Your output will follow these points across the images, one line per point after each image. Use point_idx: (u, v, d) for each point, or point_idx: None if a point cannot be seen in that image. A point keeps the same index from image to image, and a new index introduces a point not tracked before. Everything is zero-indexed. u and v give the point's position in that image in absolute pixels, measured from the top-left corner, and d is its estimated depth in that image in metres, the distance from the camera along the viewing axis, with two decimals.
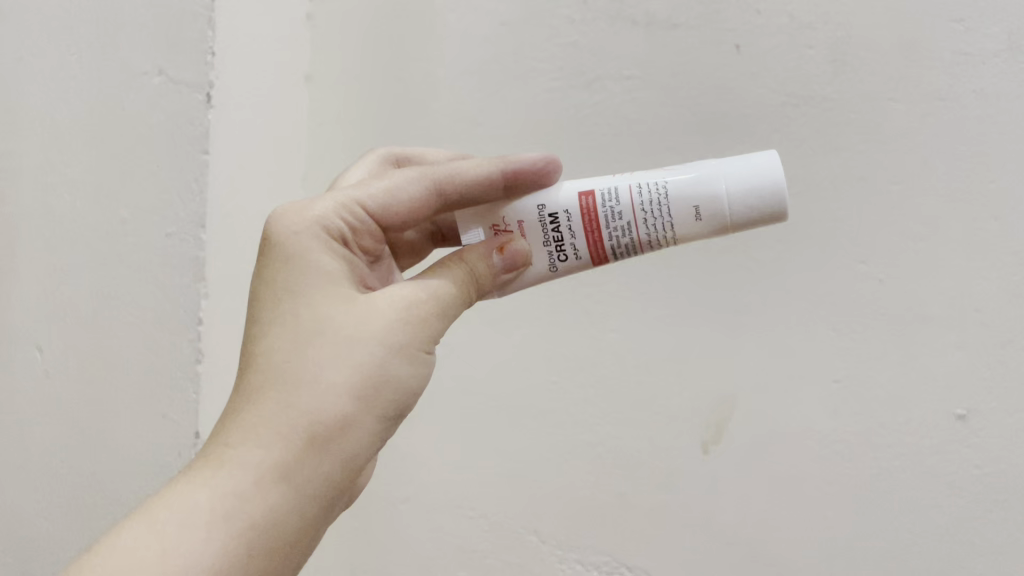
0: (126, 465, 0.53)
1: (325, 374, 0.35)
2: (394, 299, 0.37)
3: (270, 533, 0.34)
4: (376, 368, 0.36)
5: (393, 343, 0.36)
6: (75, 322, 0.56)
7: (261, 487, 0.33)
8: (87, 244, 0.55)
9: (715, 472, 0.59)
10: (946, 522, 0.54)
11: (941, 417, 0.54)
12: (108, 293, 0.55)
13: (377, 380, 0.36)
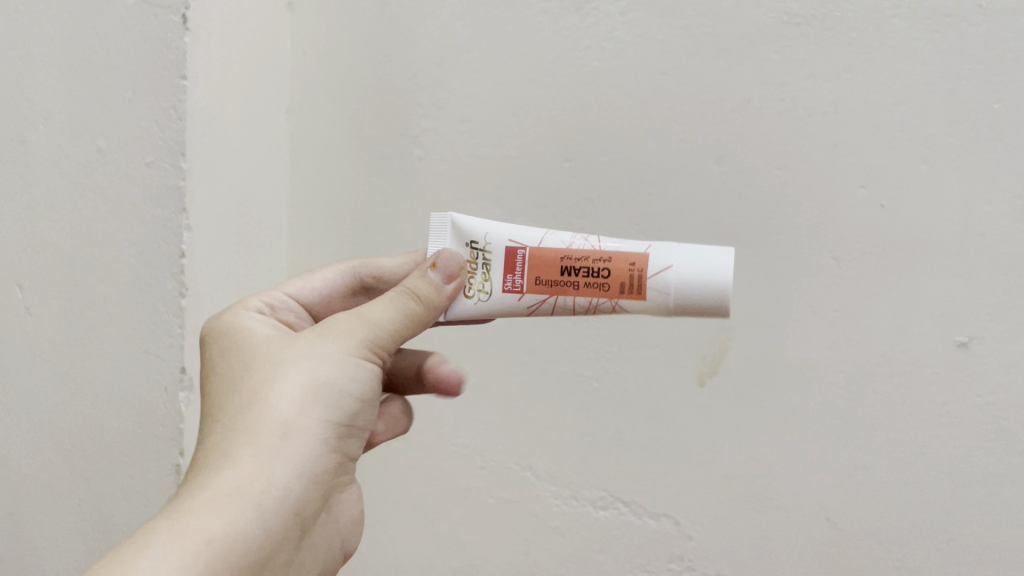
0: (115, 404, 0.54)
1: (272, 402, 0.36)
2: (330, 329, 0.38)
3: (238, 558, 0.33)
4: (324, 387, 0.37)
5: (339, 363, 0.37)
6: (49, 261, 0.55)
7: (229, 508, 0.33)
8: (58, 179, 0.54)
9: (709, 406, 0.58)
10: (944, 451, 0.53)
11: (942, 345, 0.53)
12: (85, 229, 0.53)
13: (324, 400, 0.37)
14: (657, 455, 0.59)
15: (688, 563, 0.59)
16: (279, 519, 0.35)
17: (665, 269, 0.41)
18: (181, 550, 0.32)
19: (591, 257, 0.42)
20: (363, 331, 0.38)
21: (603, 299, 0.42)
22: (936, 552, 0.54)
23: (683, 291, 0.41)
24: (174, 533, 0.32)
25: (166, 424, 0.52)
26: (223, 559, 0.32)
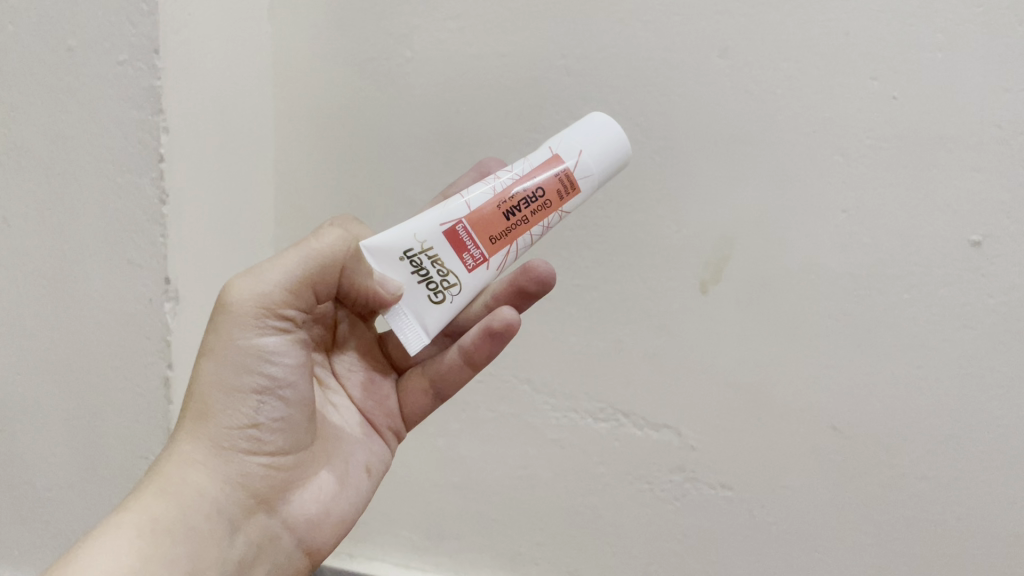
0: (100, 316, 0.52)
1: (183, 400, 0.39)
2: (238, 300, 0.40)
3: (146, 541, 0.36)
4: (212, 371, 0.39)
5: (227, 345, 0.39)
6: (14, 167, 0.52)
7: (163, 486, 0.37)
8: (19, 77, 0.50)
9: (713, 313, 0.56)
10: (955, 355, 0.52)
11: (956, 245, 0.50)
12: (54, 133, 0.50)
13: (218, 380, 0.39)
14: (658, 364, 0.58)
15: (688, 473, 0.58)
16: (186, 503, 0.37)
17: (578, 153, 0.42)
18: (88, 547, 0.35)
19: (520, 181, 0.42)
20: (240, 302, 0.38)
21: (551, 217, 0.42)
22: (941, 457, 0.53)
23: (605, 160, 0.43)
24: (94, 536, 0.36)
25: (154, 337, 0.51)
26: (128, 540, 0.35)
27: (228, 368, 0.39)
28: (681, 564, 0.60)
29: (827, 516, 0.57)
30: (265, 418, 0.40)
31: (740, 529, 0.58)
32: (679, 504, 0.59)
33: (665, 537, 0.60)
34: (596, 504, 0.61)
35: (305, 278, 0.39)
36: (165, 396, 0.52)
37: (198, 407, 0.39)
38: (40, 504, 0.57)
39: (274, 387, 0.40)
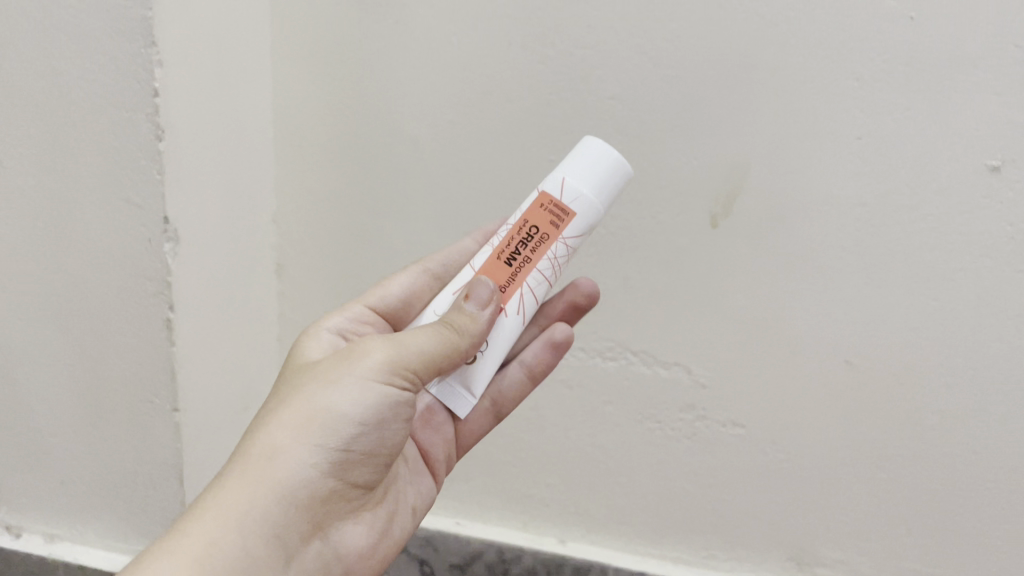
0: (99, 256, 0.51)
1: (278, 419, 0.37)
2: (360, 349, 0.38)
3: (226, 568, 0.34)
4: (330, 410, 0.37)
5: (347, 387, 0.37)
6: None
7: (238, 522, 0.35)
8: None
9: (723, 247, 0.54)
10: (973, 285, 0.51)
11: (974, 171, 0.49)
12: (37, 66, 0.48)
13: (333, 424, 0.37)
14: (668, 301, 0.56)
15: (699, 412, 0.58)
16: (268, 531, 0.35)
17: (561, 181, 0.41)
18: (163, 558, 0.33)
19: (513, 229, 0.42)
20: (394, 353, 0.37)
21: (556, 248, 0.41)
22: (956, 390, 0.53)
23: (597, 184, 0.41)
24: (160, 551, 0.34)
25: (154, 278, 0.51)
26: None
27: (350, 416, 0.37)
28: (691, 502, 0.60)
29: (840, 452, 0.56)
30: (353, 468, 0.38)
31: (751, 466, 0.58)
32: (689, 442, 0.59)
33: (675, 475, 0.60)
34: (605, 443, 0.60)
35: (450, 349, 0.38)
36: (168, 337, 0.52)
37: (285, 441, 0.36)
38: (43, 451, 0.57)
39: (378, 439, 0.38)
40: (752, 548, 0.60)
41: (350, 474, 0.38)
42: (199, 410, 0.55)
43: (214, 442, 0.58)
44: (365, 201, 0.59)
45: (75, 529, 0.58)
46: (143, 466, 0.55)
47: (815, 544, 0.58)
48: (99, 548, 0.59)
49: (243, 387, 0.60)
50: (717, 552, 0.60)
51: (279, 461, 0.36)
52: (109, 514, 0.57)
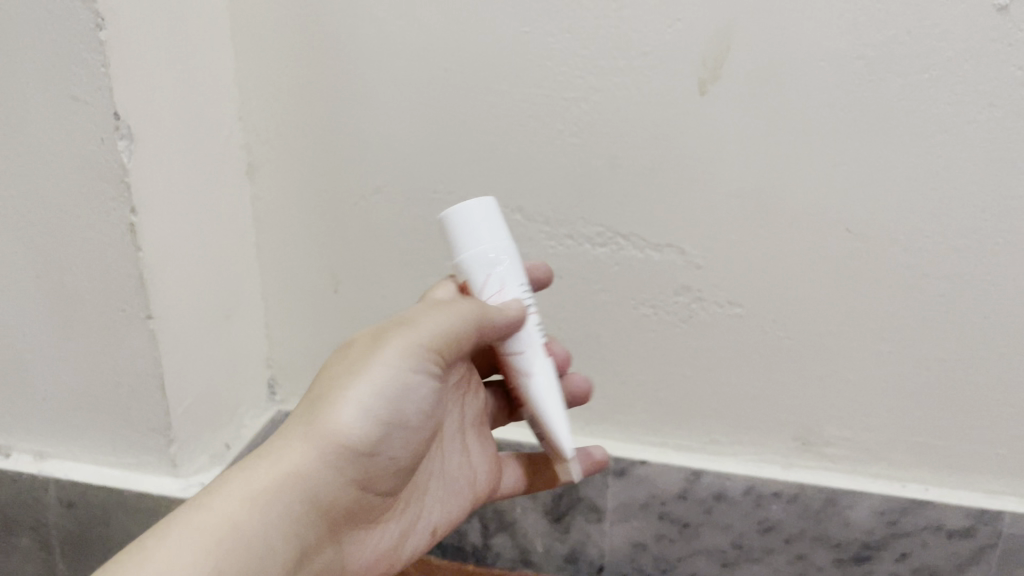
0: (52, 159, 0.48)
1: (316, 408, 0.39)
2: (377, 338, 0.40)
3: (252, 530, 0.35)
4: (352, 398, 0.39)
5: (371, 375, 0.39)
6: None
7: (262, 498, 0.37)
8: None
9: (714, 116, 0.50)
10: (980, 139, 0.47)
11: (981, 12, 0.45)
12: None
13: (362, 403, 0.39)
14: (658, 179, 0.53)
15: (695, 293, 0.55)
16: (295, 499, 0.37)
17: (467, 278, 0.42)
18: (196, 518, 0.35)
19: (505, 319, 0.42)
20: (419, 333, 0.39)
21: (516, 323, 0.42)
22: (965, 253, 0.50)
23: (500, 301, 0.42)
24: (190, 507, 0.36)
25: (110, 178, 0.48)
26: (214, 553, 0.34)
27: (371, 407, 0.39)
28: (690, 387, 0.58)
29: (842, 325, 0.53)
30: (375, 469, 0.40)
31: (751, 347, 0.56)
32: (686, 325, 0.56)
33: (673, 361, 0.57)
34: (599, 333, 0.58)
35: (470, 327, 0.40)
36: (133, 242, 0.49)
37: (313, 423, 0.38)
38: (21, 366, 0.55)
39: (398, 440, 0.40)
40: (755, 431, 0.58)
41: (373, 476, 0.40)
42: (175, 319, 0.53)
43: (197, 352, 0.56)
44: (332, 93, 0.55)
45: (64, 445, 0.57)
46: (123, 377, 0.54)
47: (821, 422, 0.56)
48: (88, 463, 0.57)
49: (223, 294, 0.58)
50: (719, 436, 0.59)
51: (312, 438, 0.38)
52: (96, 427, 0.56)
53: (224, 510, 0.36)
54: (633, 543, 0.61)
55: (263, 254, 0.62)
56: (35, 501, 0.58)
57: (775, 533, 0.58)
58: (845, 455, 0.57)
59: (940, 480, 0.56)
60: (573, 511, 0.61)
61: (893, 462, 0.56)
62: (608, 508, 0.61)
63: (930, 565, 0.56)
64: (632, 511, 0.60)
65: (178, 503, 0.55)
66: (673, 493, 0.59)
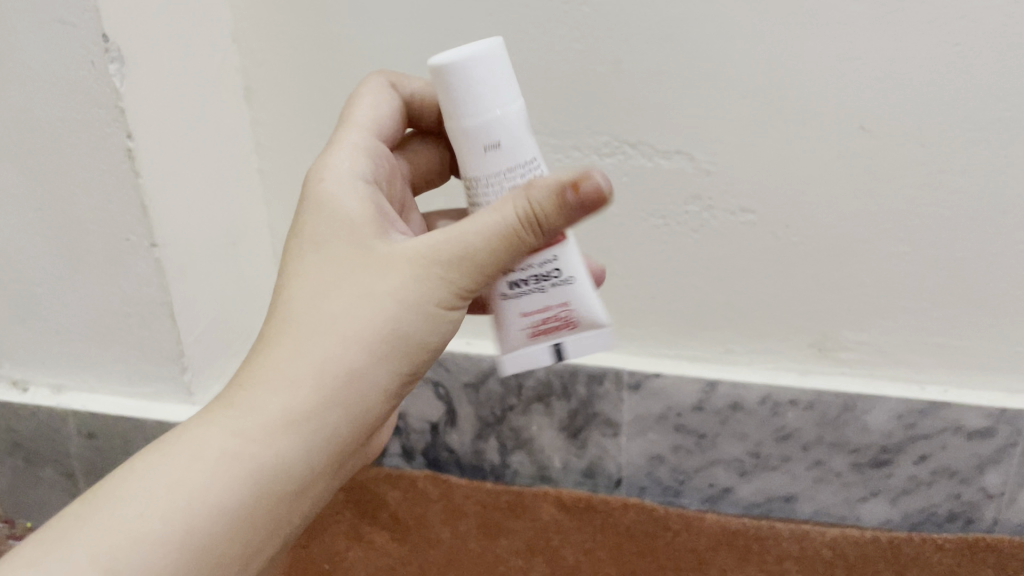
0: (42, 86, 0.47)
1: (334, 325, 0.31)
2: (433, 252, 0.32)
3: (278, 494, 0.30)
4: (403, 327, 0.32)
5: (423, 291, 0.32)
6: None
7: (295, 438, 0.30)
8: None
9: (722, 14, 0.48)
10: (1000, 25, 0.45)
11: None
12: None
13: (396, 346, 0.32)
14: (664, 83, 0.51)
15: (706, 201, 0.54)
16: (322, 458, 0.31)
17: None
18: (191, 486, 0.29)
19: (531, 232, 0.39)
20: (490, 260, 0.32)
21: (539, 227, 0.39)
22: (983, 147, 0.48)
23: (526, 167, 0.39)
24: (203, 441, 0.30)
25: (104, 104, 0.47)
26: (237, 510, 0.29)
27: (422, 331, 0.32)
28: (704, 297, 0.57)
29: (859, 227, 0.52)
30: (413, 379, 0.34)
31: (765, 254, 0.54)
32: (699, 235, 0.55)
33: (686, 271, 0.56)
34: (610, 246, 0.57)
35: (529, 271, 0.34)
36: (132, 169, 0.49)
37: (365, 335, 0.31)
38: (31, 299, 0.55)
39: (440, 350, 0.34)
40: (771, 339, 0.57)
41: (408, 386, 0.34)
42: (180, 247, 0.53)
43: (204, 279, 0.56)
44: (325, 7, 0.54)
45: (80, 377, 0.58)
46: (134, 305, 0.53)
47: (837, 327, 0.56)
48: (106, 392, 0.58)
49: (227, 221, 0.57)
50: (735, 345, 0.58)
51: (359, 364, 0.31)
52: (111, 356, 0.56)
53: (236, 460, 0.29)
54: (650, 456, 0.62)
55: (267, 179, 0.61)
56: (56, 433, 0.58)
57: (792, 440, 0.58)
58: (862, 359, 0.56)
59: (959, 382, 0.55)
60: (589, 426, 0.61)
61: (911, 365, 0.55)
62: (624, 422, 0.61)
63: (950, 467, 0.56)
64: (648, 424, 0.60)
65: None
66: (688, 405, 0.59)
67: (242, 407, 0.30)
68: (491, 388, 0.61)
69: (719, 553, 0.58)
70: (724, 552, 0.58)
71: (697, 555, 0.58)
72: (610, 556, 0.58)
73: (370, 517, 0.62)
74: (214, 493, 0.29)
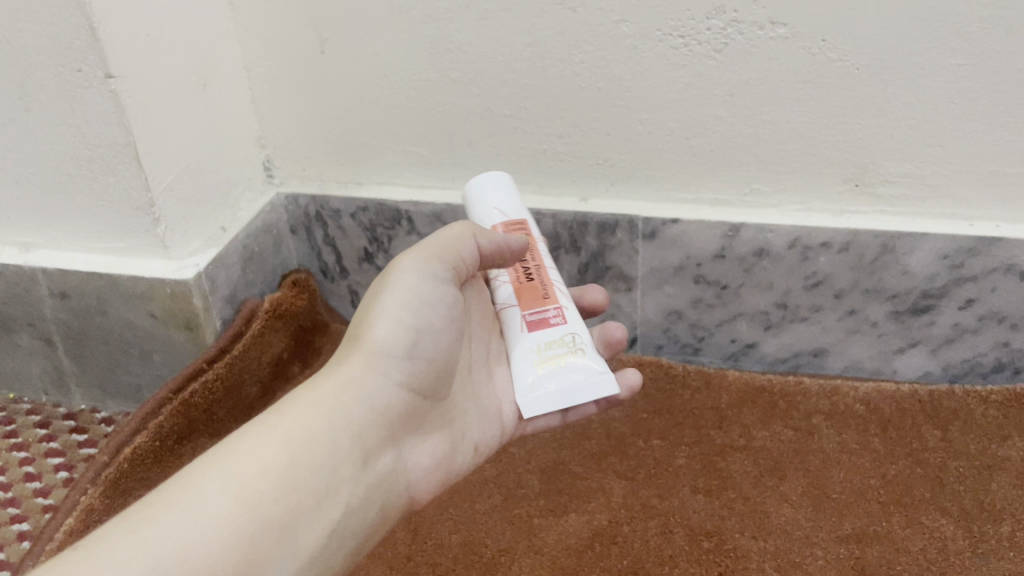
0: None
1: (337, 368, 0.36)
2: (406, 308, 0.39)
3: (297, 516, 0.32)
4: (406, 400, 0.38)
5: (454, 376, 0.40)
6: None
7: (327, 501, 0.33)
8: None
9: None
10: None
11: None
12: None
13: (391, 344, 0.37)
14: None
15: (732, 15, 0.46)
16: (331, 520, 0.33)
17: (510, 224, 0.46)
18: (247, 489, 0.31)
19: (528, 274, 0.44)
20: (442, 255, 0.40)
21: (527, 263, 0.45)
22: None
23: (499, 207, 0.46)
24: (221, 474, 0.31)
25: None
26: (261, 534, 0.30)
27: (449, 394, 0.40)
28: (727, 131, 0.50)
29: (910, 39, 0.45)
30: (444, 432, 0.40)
31: (799, 75, 0.47)
32: (722, 56, 0.48)
33: (707, 101, 0.50)
34: (621, 74, 0.50)
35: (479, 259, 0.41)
36: None
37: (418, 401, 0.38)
38: None
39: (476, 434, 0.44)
40: (803, 177, 0.51)
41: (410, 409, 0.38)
42: (141, 81, 0.47)
43: (173, 121, 0.51)
44: None
45: (48, 233, 0.53)
46: (94, 150, 0.48)
47: (878, 159, 0.49)
48: (75, 251, 0.54)
49: (194, 56, 0.52)
50: (761, 185, 0.52)
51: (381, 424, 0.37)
52: (76, 210, 0.52)
53: (274, 519, 0.31)
54: (667, 312, 0.57)
55: (239, 10, 0.54)
56: (27, 294, 0.54)
57: (824, 289, 0.53)
58: (903, 194, 0.50)
59: (1014, 217, 0.49)
60: (601, 281, 0.57)
61: (960, 199, 0.49)
62: (638, 276, 0.56)
63: (999, 312, 0.51)
64: (665, 277, 0.55)
65: (173, 286, 0.51)
66: (709, 253, 0.54)
67: (244, 450, 0.32)
68: None
69: (742, 409, 0.54)
70: (748, 408, 0.54)
71: (717, 412, 0.54)
72: (625, 415, 0.54)
73: None
74: (258, 495, 0.31)
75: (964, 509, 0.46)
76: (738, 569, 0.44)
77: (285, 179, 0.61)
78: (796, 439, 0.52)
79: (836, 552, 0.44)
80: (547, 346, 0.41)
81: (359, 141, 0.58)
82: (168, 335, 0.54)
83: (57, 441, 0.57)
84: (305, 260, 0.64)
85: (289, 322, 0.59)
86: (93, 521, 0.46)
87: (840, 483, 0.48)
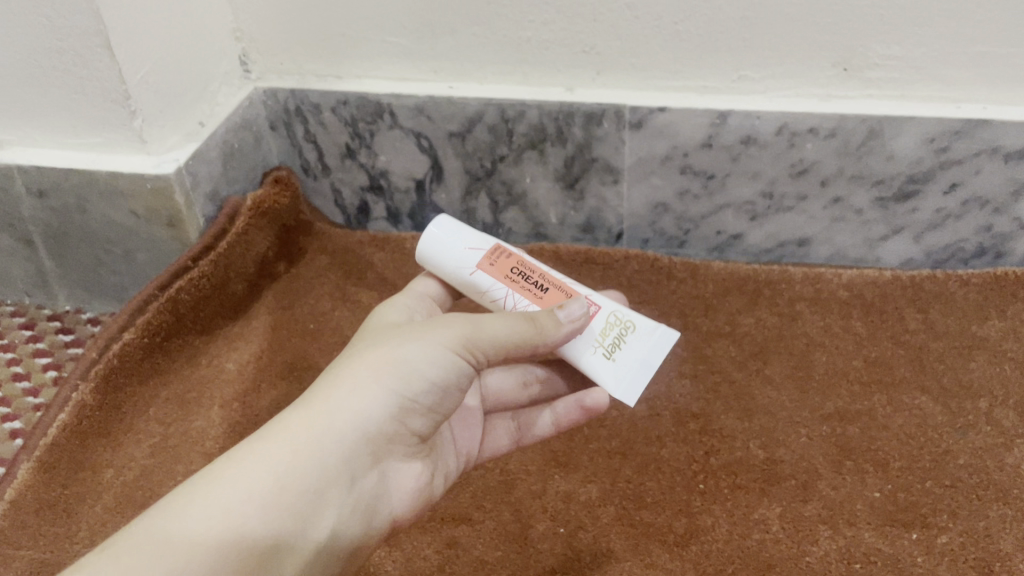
0: None
1: (344, 398, 0.33)
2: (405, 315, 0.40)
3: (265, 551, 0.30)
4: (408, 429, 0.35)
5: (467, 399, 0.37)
6: None
7: (304, 532, 0.31)
8: None
9: None
10: None
11: None
12: None
13: (405, 381, 0.34)
14: None
15: None
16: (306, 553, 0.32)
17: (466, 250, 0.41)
18: (225, 517, 0.29)
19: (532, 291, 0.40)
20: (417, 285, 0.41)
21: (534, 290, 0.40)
22: None
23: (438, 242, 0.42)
24: (204, 504, 0.29)
25: None
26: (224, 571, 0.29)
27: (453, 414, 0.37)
28: (715, 15, 0.49)
29: None
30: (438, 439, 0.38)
31: None
32: None
33: None
34: None
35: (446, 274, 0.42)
36: None
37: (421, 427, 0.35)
38: None
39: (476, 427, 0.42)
40: (790, 62, 0.50)
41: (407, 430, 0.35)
42: None
43: (143, 10, 0.49)
44: None
45: (22, 129, 0.52)
46: (64, 41, 0.47)
47: (868, 41, 0.48)
48: (51, 149, 0.52)
49: None
50: (750, 71, 0.51)
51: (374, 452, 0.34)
52: (49, 104, 0.50)
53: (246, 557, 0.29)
54: (653, 205, 0.57)
55: None
56: (4, 194, 0.53)
57: (810, 177, 0.53)
58: (891, 77, 0.49)
59: (1002, 98, 0.49)
60: (587, 174, 0.57)
61: (949, 82, 0.49)
62: (625, 168, 0.56)
63: (982, 196, 0.51)
64: (652, 169, 0.55)
65: (152, 182, 0.50)
66: (696, 142, 0.53)
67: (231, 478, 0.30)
68: (478, 136, 0.57)
69: (727, 298, 0.55)
70: (733, 297, 0.55)
71: (703, 301, 0.55)
72: None
73: (355, 278, 0.60)
74: (238, 529, 0.29)
75: (943, 387, 0.48)
76: (723, 448, 0.45)
77: (262, 75, 0.60)
78: (780, 324, 0.52)
79: (818, 431, 0.45)
80: (604, 335, 0.39)
81: (337, 33, 0.56)
82: (152, 233, 0.53)
83: (44, 341, 0.57)
84: (286, 157, 0.63)
85: (272, 219, 0.58)
86: (86, 417, 0.47)
87: (823, 365, 0.49)
